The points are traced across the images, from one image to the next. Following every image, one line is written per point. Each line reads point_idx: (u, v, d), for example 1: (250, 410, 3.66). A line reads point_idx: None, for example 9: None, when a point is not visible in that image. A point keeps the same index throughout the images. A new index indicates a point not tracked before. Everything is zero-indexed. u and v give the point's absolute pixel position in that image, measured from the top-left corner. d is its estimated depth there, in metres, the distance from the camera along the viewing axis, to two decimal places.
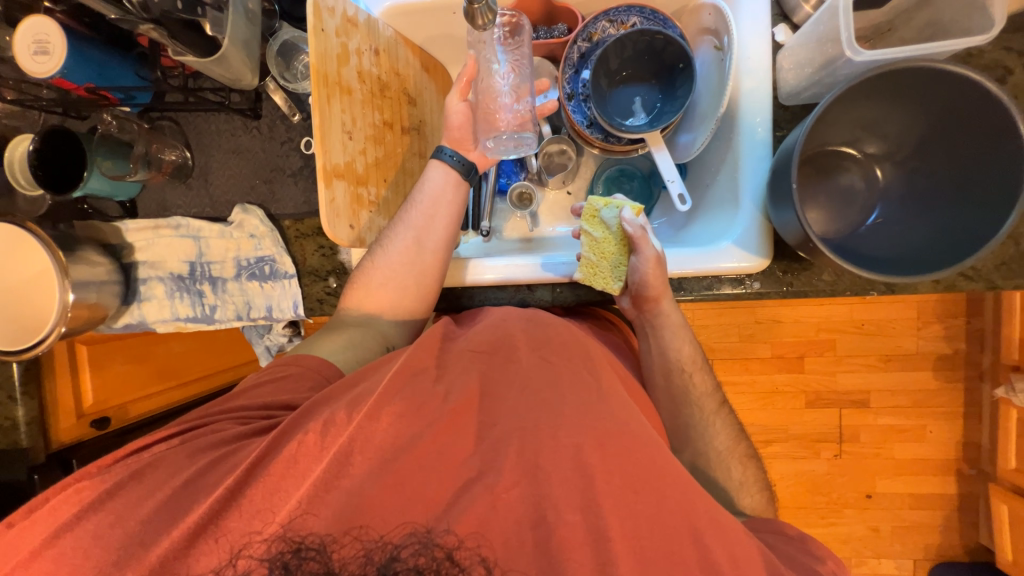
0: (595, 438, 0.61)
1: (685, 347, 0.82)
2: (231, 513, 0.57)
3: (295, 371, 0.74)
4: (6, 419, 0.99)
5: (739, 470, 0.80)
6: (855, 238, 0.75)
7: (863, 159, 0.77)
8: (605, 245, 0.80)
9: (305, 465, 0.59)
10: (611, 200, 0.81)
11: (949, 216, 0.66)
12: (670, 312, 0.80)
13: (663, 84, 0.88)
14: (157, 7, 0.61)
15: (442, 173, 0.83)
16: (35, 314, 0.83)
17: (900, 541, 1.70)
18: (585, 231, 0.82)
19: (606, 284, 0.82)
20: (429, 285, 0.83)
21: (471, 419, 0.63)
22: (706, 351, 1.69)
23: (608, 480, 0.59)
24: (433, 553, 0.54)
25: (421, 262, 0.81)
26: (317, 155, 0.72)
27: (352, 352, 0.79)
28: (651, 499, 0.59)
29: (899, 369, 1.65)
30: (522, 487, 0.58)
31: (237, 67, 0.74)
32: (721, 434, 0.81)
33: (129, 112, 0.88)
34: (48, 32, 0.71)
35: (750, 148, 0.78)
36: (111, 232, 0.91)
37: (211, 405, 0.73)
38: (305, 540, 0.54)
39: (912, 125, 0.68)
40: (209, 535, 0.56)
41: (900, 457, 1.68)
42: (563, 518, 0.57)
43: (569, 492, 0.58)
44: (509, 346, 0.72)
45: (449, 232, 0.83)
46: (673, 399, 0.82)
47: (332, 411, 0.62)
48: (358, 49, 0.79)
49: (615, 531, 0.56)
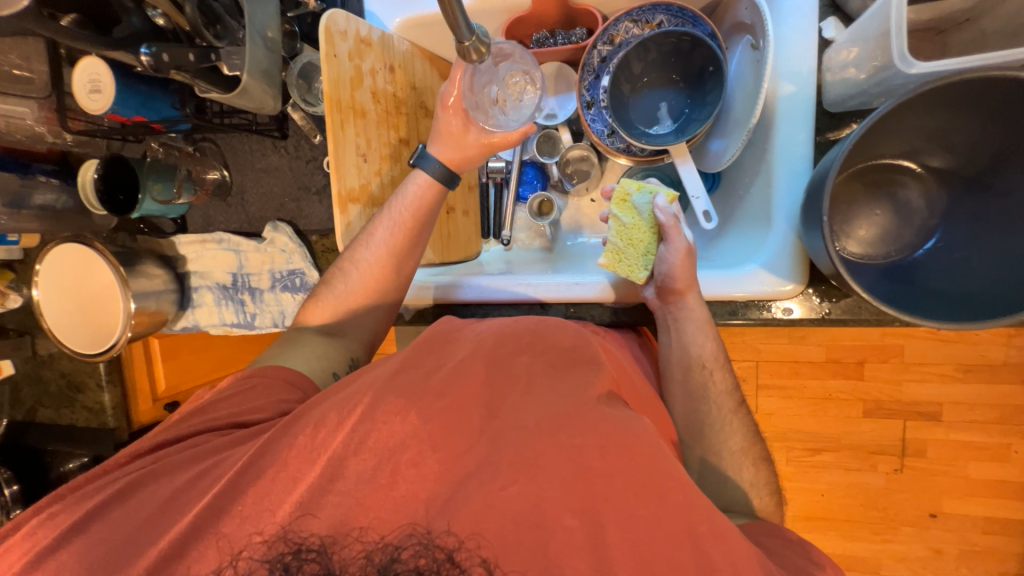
0: (598, 441, 0.58)
1: (708, 343, 0.76)
2: (218, 519, 0.57)
3: (260, 383, 0.73)
4: (96, 403, 1.17)
5: (751, 472, 0.75)
6: (905, 267, 0.67)
7: (924, 173, 0.67)
8: (635, 232, 0.78)
9: (295, 466, 0.59)
10: (643, 184, 0.79)
11: (1023, 249, 0.56)
12: (694, 307, 0.75)
13: (692, 87, 0.82)
14: (168, 66, 0.63)
15: (419, 183, 0.78)
16: (104, 324, 0.94)
17: (969, 565, 1.55)
18: (613, 215, 0.79)
19: (630, 272, 0.79)
20: (393, 298, 0.85)
21: (470, 414, 0.61)
22: (751, 352, 1.57)
23: (609, 485, 0.56)
24: (434, 554, 0.53)
25: (397, 276, 0.82)
26: (332, 182, 0.75)
27: (319, 360, 0.79)
28: (651, 505, 0.55)
29: (979, 382, 1.47)
30: (518, 486, 0.56)
31: (259, 96, 0.77)
32: (735, 434, 0.76)
33: (175, 138, 0.95)
34: (99, 73, 0.76)
35: (787, 161, 0.70)
36: (167, 246, 1.03)
37: (175, 427, 0.69)
38: (306, 541, 0.55)
39: (984, 139, 0.58)
40: (203, 535, 0.56)
41: (976, 477, 1.51)
42: (559, 522, 0.55)
43: (566, 496, 0.56)
44: (513, 348, 0.69)
45: (416, 246, 0.81)
46: (689, 392, 0.77)
47: (323, 412, 0.62)
48: (372, 70, 0.79)
49: (613, 537, 0.54)
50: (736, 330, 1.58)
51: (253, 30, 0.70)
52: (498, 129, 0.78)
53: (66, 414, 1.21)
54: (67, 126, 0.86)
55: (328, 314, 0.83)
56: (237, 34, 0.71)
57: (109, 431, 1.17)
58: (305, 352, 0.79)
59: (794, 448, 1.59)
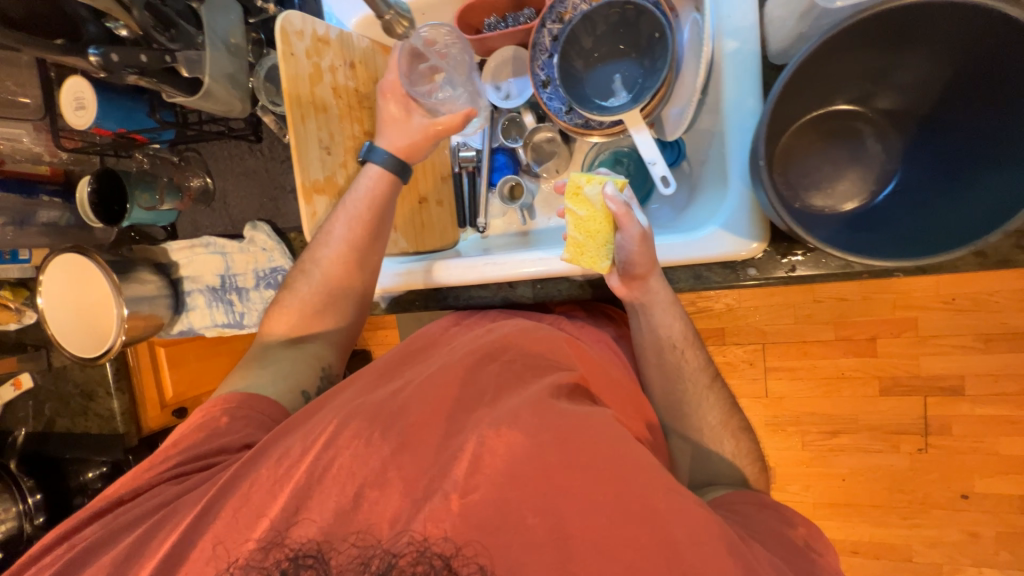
0: (559, 437, 0.58)
1: (675, 324, 0.75)
2: (210, 525, 0.60)
3: (201, 420, 0.74)
4: (107, 410, 1.22)
5: (731, 444, 0.75)
6: (866, 215, 0.65)
7: (876, 116, 0.66)
8: (591, 223, 0.70)
9: (261, 499, 0.60)
10: (593, 174, 0.71)
11: (974, 184, 0.55)
12: (658, 289, 0.73)
13: (643, 57, 0.82)
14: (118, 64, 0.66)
15: (372, 175, 0.80)
16: (98, 329, 0.99)
17: (1008, 548, 1.45)
18: (567, 210, 0.71)
19: (592, 264, 0.72)
20: (361, 291, 0.87)
21: (437, 432, 0.61)
22: (756, 333, 1.53)
23: (572, 478, 0.56)
24: (432, 560, 0.53)
25: (351, 283, 0.85)
26: (296, 174, 0.79)
27: (285, 382, 0.80)
28: (612, 492, 0.55)
29: (1003, 351, 1.39)
30: (484, 492, 0.56)
31: (225, 98, 0.81)
32: (713, 410, 0.75)
33: (161, 149, 0.99)
34: (83, 90, 0.82)
35: (737, 119, 0.69)
36: (160, 253, 1.09)
37: (164, 454, 0.71)
38: (304, 547, 0.56)
39: (927, 74, 0.58)
40: (201, 546, 0.59)
41: (1005, 453, 1.42)
42: (523, 521, 0.54)
43: (528, 494, 0.55)
44: (484, 356, 0.69)
45: (359, 270, 0.84)
46: (663, 372, 0.77)
47: (287, 445, 0.63)
48: (331, 67, 0.82)
49: (577, 527, 0.54)
50: (740, 311, 1.53)
51: (213, 38, 0.76)
52: (440, 112, 0.81)
53: (81, 422, 1.27)
54: (61, 144, 0.90)
55: (293, 324, 0.86)
56: (195, 38, 0.74)
57: (119, 436, 1.22)
58: (270, 376, 0.80)
59: (809, 432, 1.53)
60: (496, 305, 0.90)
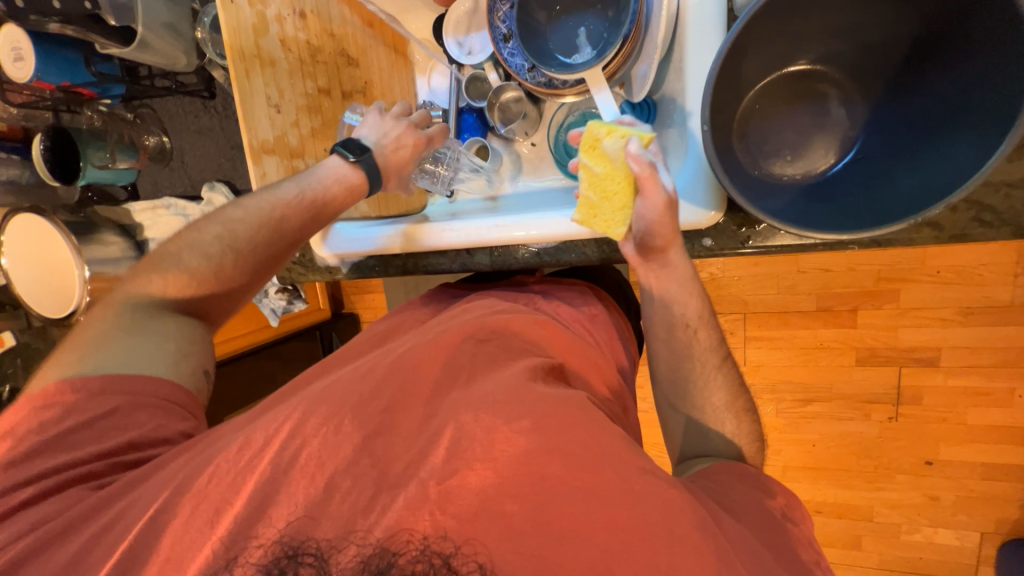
0: (534, 422, 0.48)
1: (691, 302, 0.71)
2: (141, 511, 0.49)
3: (86, 407, 0.56)
4: None
5: (731, 424, 0.69)
6: (824, 185, 0.62)
7: (845, 79, 0.62)
8: (608, 181, 0.65)
9: (220, 495, 0.49)
10: (616, 127, 0.65)
11: (933, 157, 0.53)
12: (677, 263, 0.68)
13: (610, 10, 0.76)
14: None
15: (338, 166, 0.75)
16: (61, 290, 0.99)
17: (966, 512, 1.51)
18: (582, 165, 0.66)
19: (607, 228, 0.68)
20: (274, 270, 0.75)
21: (416, 410, 0.53)
22: (740, 303, 1.52)
23: (549, 462, 0.46)
24: (431, 559, 0.43)
25: (270, 262, 0.73)
26: (243, 133, 0.77)
27: (184, 357, 0.64)
28: (596, 472, 0.46)
29: (984, 324, 1.38)
30: (461, 475, 0.46)
31: (166, 50, 0.81)
32: (719, 392, 0.70)
33: (114, 105, 0.99)
34: (19, 39, 0.79)
35: (697, 77, 0.66)
36: (122, 213, 1.08)
37: (44, 428, 0.55)
38: (303, 544, 0.45)
39: (899, 27, 0.54)
40: (136, 536, 0.48)
41: (974, 423, 1.45)
42: (499, 509, 0.45)
43: (506, 474, 0.46)
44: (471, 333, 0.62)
45: (285, 250, 0.73)
46: (672, 351, 0.72)
47: (248, 433, 0.52)
48: (278, 16, 0.78)
49: (572, 515, 0.44)
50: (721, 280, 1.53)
51: None
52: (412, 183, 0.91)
53: None
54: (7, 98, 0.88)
55: (184, 291, 0.68)
56: None
57: None
58: (158, 350, 0.63)
59: (783, 399, 1.56)
60: (454, 271, 0.90)
